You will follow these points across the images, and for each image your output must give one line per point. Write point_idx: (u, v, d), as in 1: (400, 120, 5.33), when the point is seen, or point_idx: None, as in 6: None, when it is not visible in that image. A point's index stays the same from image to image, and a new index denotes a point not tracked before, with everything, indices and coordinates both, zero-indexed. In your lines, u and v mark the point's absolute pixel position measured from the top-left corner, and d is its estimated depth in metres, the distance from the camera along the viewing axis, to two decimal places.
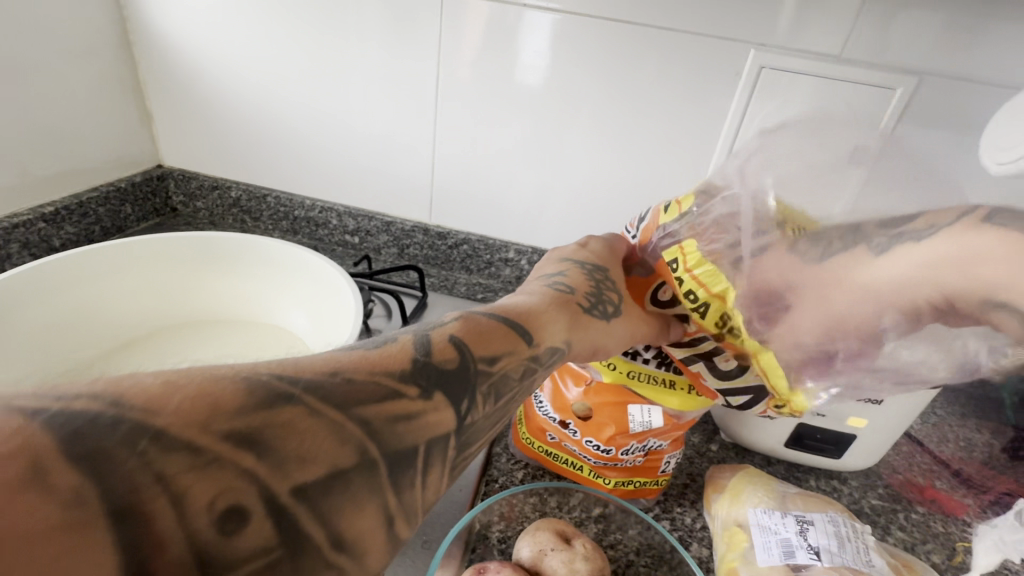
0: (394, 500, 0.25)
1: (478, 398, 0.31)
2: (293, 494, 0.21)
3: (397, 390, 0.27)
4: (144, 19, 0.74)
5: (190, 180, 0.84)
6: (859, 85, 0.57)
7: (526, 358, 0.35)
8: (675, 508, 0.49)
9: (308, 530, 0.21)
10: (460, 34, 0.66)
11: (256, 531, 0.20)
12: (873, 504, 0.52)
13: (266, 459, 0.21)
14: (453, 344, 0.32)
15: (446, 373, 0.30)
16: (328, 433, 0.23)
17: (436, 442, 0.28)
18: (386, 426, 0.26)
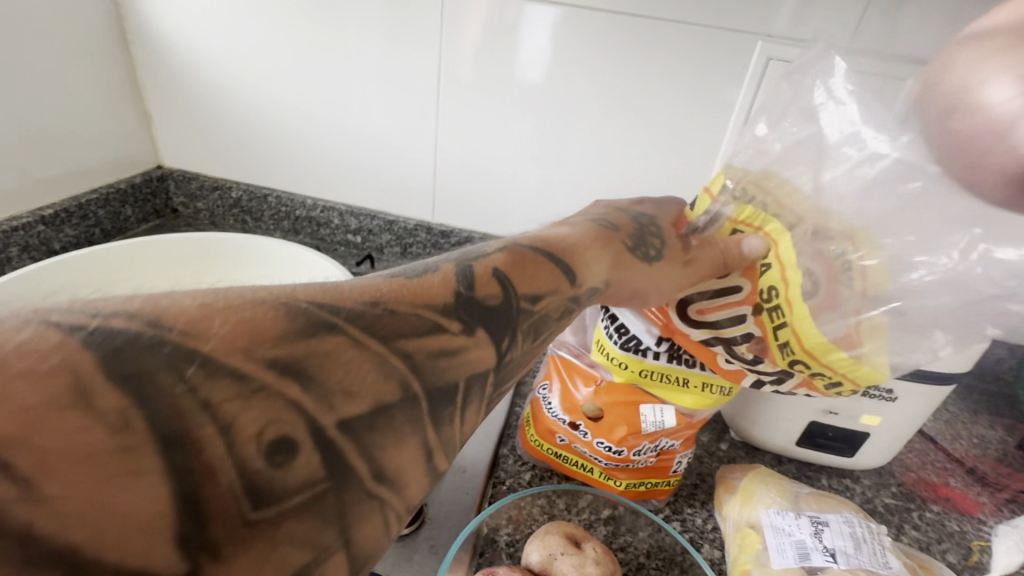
0: (433, 435, 0.24)
1: (519, 336, 0.30)
2: (338, 427, 0.20)
3: (437, 323, 0.26)
4: (141, 19, 0.73)
5: (190, 181, 0.83)
6: None
7: (567, 298, 0.33)
8: (686, 509, 0.48)
9: (355, 464, 0.21)
10: (460, 30, 0.65)
11: (305, 465, 0.19)
12: (887, 503, 0.51)
13: (310, 389, 0.20)
14: (497, 278, 0.30)
15: (490, 310, 0.28)
16: (373, 366, 0.22)
17: (475, 379, 0.26)
18: (429, 362, 0.24)
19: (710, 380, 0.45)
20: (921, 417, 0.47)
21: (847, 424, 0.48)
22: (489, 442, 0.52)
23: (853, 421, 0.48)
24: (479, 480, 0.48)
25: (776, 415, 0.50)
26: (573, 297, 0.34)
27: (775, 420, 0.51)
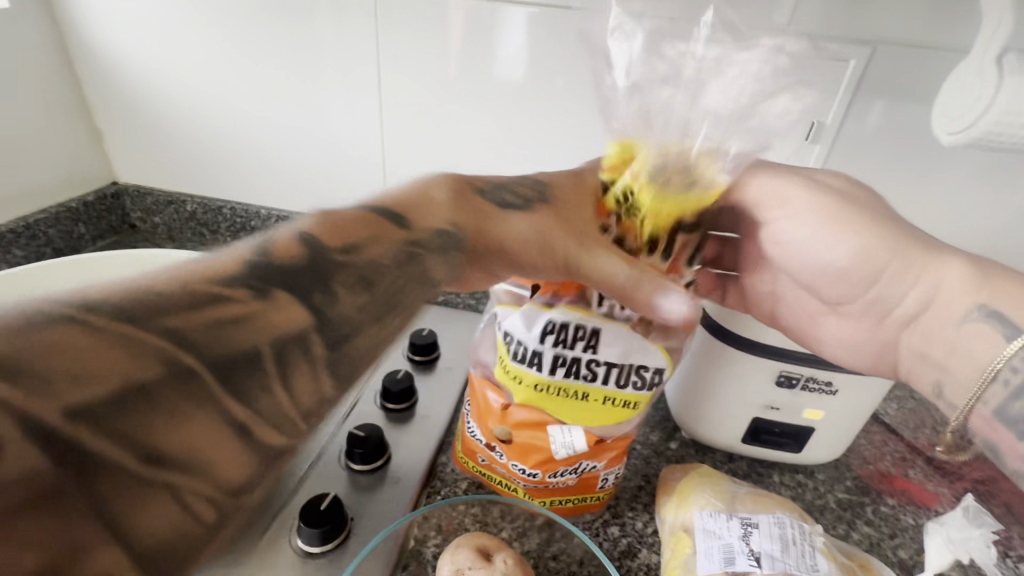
0: (240, 408, 0.21)
1: (340, 289, 0.26)
2: (67, 419, 0.17)
3: (213, 291, 0.22)
4: (83, 36, 0.72)
5: (145, 196, 0.83)
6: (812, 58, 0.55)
7: (399, 243, 0.31)
8: (626, 513, 0.47)
9: (108, 452, 0.18)
10: (411, 31, 0.64)
11: (21, 459, 0.16)
12: (839, 498, 0.50)
13: (23, 385, 0.16)
14: (299, 239, 0.27)
15: (292, 270, 0.25)
16: (114, 345, 0.18)
17: (286, 341, 0.24)
18: (205, 333, 0.21)
19: (614, 393, 0.42)
20: (865, 407, 0.47)
21: (792, 418, 0.48)
22: (428, 448, 0.51)
23: (797, 417, 0.48)
24: (413, 488, 0.47)
25: (722, 410, 0.49)
26: (413, 241, 0.31)
27: (721, 417, 0.50)
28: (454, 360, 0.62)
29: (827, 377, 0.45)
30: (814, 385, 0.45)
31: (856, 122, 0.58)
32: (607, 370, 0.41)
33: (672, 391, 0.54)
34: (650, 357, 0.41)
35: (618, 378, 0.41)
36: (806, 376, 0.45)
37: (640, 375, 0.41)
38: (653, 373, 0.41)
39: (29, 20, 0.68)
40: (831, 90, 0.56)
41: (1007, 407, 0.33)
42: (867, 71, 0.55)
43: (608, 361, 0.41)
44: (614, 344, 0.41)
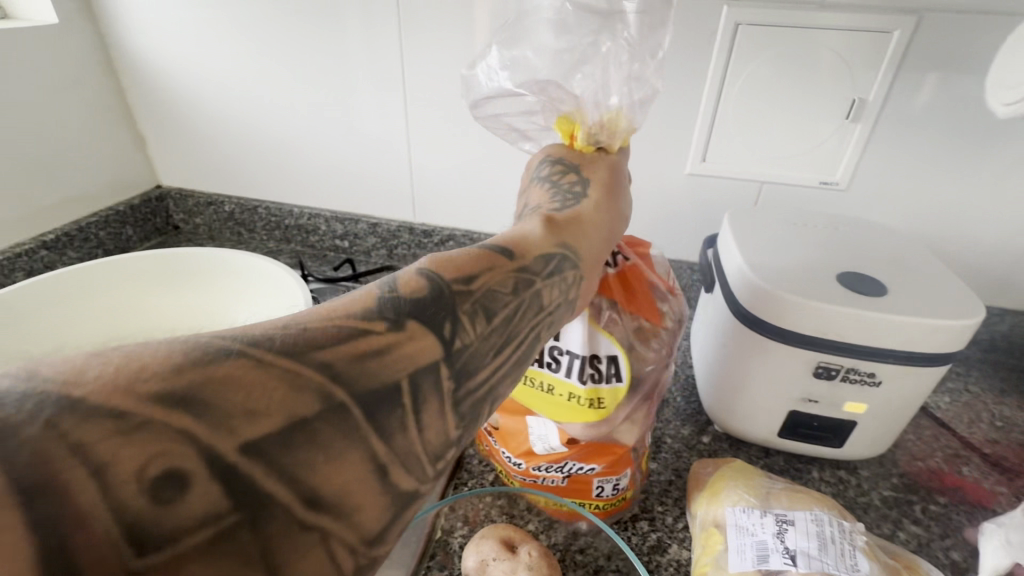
0: (383, 447, 0.21)
1: (464, 320, 0.26)
2: (241, 452, 0.17)
3: (357, 328, 0.22)
4: (125, 47, 0.76)
5: (186, 198, 0.87)
6: (850, 31, 0.52)
7: (512, 272, 0.29)
8: (656, 507, 0.46)
9: (269, 488, 0.18)
10: (432, 25, 0.64)
11: (201, 497, 0.16)
12: (885, 496, 0.47)
13: (202, 416, 0.17)
14: (425, 275, 0.26)
15: (422, 302, 0.25)
16: (281, 382, 0.19)
17: (422, 374, 0.23)
18: (349, 365, 0.21)
19: (582, 392, 0.40)
20: (914, 400, 0.44)
21: (831, 411, 0.46)
22: None
23: (837, 410, 0.45)
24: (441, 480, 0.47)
25: (755, 402, 0.47)
26: (522, 267, 0.30)
27: (755, 410, 0.48)
28: None
29: (870, 368, 0.42)
30: (856, 376, 0.43)
31: (900, 99, 0.54)
32: (568, 362, 0.40)
33: (704, 383, 0.52)
34: (599, 346, 0.40)
35: (580, 372, 0.40)
36: (846, 367, 0.43)
37: (597, 368, 0.40)
38: (609, 364, 0.40)
39: (77, 34, 0.72)
40: (870, 65, 0.53)
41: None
42: (911, 42, 0.51)
43: (568, 352, 0.40)
44: (569, 333, 0.40)
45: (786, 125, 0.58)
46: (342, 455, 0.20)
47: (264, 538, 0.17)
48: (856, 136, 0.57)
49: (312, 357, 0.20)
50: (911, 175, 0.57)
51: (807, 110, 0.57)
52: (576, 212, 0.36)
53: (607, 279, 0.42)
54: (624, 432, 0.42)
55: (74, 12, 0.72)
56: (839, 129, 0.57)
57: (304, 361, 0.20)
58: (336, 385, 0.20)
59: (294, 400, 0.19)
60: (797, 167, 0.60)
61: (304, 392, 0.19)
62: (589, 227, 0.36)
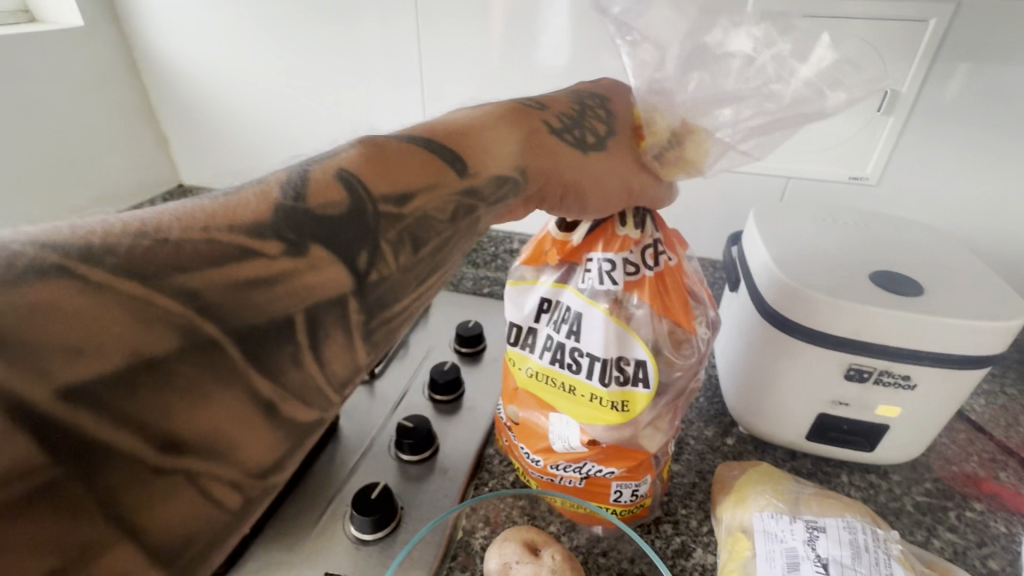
0: (271, 387, 0.21)
1: (383, 249, 0.27)
2: (62, 400, 0.17)
3: (247, 247, 0.22)
4: (149, 48, 0.77)
5: (208, 197, 0.88)
6: (883, 21, 0.50)
7: (451, 195, 0.31)
8: (680, 510, 0.45)
9: (112, 436, 0.18)
10: (452, 23, 0.64)
11: (2, 450, 0.16)
12: (917, 501, 0.46)
13: (9, 358, 0.16)
14: (344, 182, 0.26)
15: (335, 223, 0.25)
16: (126, 313, 0.18)
17: (324, 306, 0.24)
18: (227, 296, 0.21)
19: (601, 393, 0.40)
20: (950, 404, 0.43)
21: (862, 415, 0.44)
22: (475, 439, 0.51)
23: (869, 413, 0.44)
24: (461, 480, 0.47)
25: (782, 404, 0.46)
26: (469, 192, 0.32)
27: (783, 412, 0.47)
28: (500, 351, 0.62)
29: (904, 371, 0.41)
30: (890, 379, 0.42)
31: (936, 92, 0.52)
32: (591, 363, 0.40)
33: (727, 385, 0.51)
34: (626, 349, 0.40)
35: (603, 374, 0.40)
36: (879, 369, 0.41)
37: (623, 371, 0.40)
38: (637, 368, 0.40)
39: (102, 36, 0.74)
40: (904, 56, 0.51)
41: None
42: (948, 32, 0.50)
43: (591, 353, 0.40)
44: (594, 334, 0.40)
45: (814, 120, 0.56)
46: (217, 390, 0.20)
47: (101, 488, 0.18)
48: (888, 130, 0.55)
49: (174, 283, 0.19)
50: (946, 170, 0.55)
51: None
52: (563, 151, 0.37)
53: (643, 282, 0.41)
54: (648, 438, 0.41)
55: (100, 14, 0.73)
56: (870, 123, 0.55)
57: (160, 288, 0.19)
58: (205, 319, 0.20)
59: (142, 336, 0.18)
60: (826, 163, 0.58)
61: (158, 327, 0.19)
62: (561, 171, 0.37)
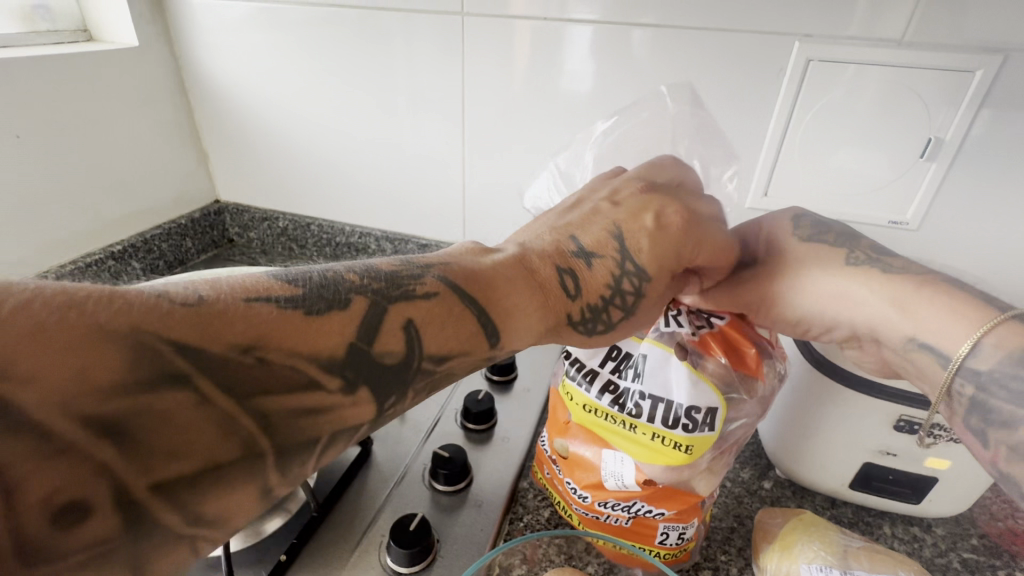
0: (277, 478, 0.26)
1: (409, 393, 0.31)
2: (150, 491, 0.22)
3: (315, 380, 0.27)
4: (196, 68, 0.79)
5: (243, 213, 0.89)
6: (927, 71, 0.51)
7: (478, 360, 0.34)
8: (720, 556, 0.44)
9: (163, 517, 0.22)
10: (488, 54, 0.66)
11: (97, 527, 0.21)
12: (965, 558, 0.45)
13: (125, 451, 0.21)
14: (405, 337, 0.30)
15: (380, 370, 0.29)
16: (212, 427, 0.23)
17: (344, 433, 0.28)
18: (287, 419, 0.26)
19: (661, 431, 0.40)
20: None
21: (911, 466, 0.44)
22: (509, 472, 0.50)
23: (918, 465, 0.43)
24: (496, 513, 0.47)
25: (827, 453, 0.46)
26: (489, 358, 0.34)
27: (828, 460, 0.46)
28: (531, 382, 0.61)
29: None
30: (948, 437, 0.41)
31: (980, 137, 0.52)
32: (652, 405, 0.40)
33: (766, 425, 0.51)
34: (697, 396, 0.39)
35: (666, 417, 0.40)
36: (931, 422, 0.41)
37: (691, 417, 0.39)
38: (706, 415, 0.39)
39: (153, 56, 0.76)
40: (948, 101, 0.52)
41: (967, 421, 0.34)
42: (995, 81, 0.50)
43: (652, 395, 0.40)
44: (659, 379, 0.41)
45: (856, 160, 0.57)
46: (237, 489, 0.24)
47: None
48: (930, 175, 0.55)
49: (256, 404, 0.25)
50: (988, 215, 0.55)
51: (881, 148, 0.55)
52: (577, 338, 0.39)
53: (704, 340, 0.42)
54: (701, 482, 0.41)
55: (153, 36, 0.76)
56: (913, 168, 0.55)
57: (245, 408, 0.25)
58: (263, 434, 0.25)
59: (215, 446, 0.23)
60: (865, 205, 0.58)
61: (231, 440, 0.24)
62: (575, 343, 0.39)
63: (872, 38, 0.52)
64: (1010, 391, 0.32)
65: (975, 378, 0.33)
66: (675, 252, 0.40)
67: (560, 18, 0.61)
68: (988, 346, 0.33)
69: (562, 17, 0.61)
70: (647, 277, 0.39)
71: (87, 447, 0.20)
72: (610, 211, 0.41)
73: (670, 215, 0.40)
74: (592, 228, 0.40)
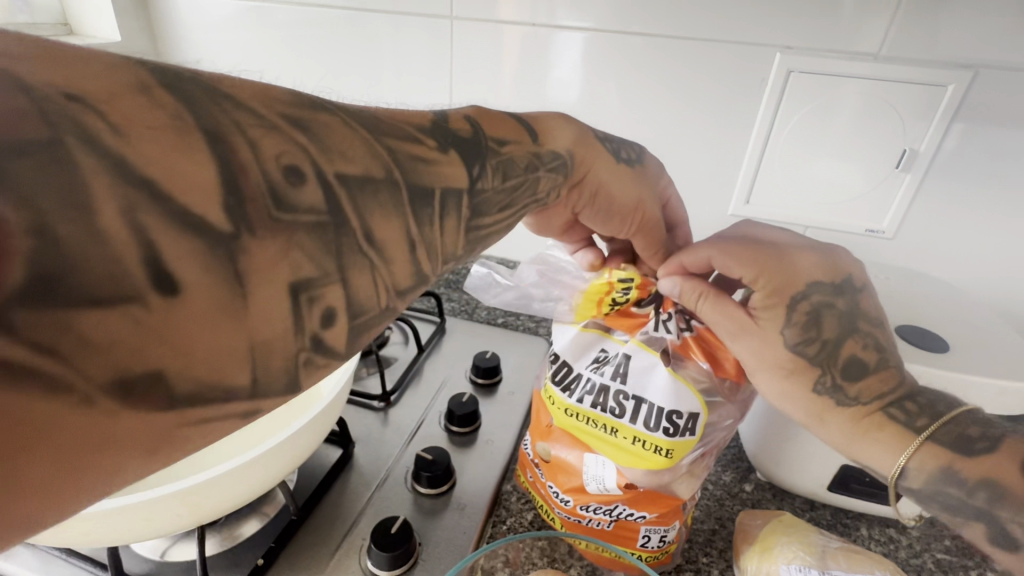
0: (414, 227, 0.29)
1: (489, 168, 0.34)
2: (336, 178, 0.25)
3: (415, 136, 0.31)
4: (180, 66, 0.78)
5: None
6: (903, 84, 0.53)
7: (532, 151, 0.38)
8: (701, 558, 0.44)
9: (348, 211, 0.25)
10: (477, 58, 0.66)
11: (312, 192, 0.23)
12: (939, 559, 0.46)
13: (313, 139, 0.24)
14: (470, 125, 0.36)
15: (459, 138, 0.34)
16: (361, 144, 0.27)
17: (449, 191, 0.31)
18: (409, 162, 0.29)
19: (643, 435, 0.40)
20: None
21: None
22: (493, 474, 0.50)
23: None
24: (479, 516, 0.46)
25: (805, 455, 0.46)
26: (539, 155, 0.38)
27: (807, 462, 0.47)
28: (515, 385, 0.61)
29: None
30: None
31: (954, 151, 0.54)
32: (637, 405, 0.41)
33: (746, 428, 0.51)
34: (678, 401, 0.40)
35: (649, 419, 0.40)
36: None
37: (672, 421, 0.39)
38: (687, 419, 0.40)
39: (136, 53, 0.75)
40: (922, 114, 0.53)
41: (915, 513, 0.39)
42: (966, 96, 0.52)
43: (638, 396, 0.41)
44: (641, 382, 0.41)
45: (833, 170, 0.58)
46: (387, 217, 0.27)
47: None
48: (905, 186, 0.56)
49: (385, 141, 0.28)
50: (960, 225, 0.57)
51: (859, 159, 0.57)
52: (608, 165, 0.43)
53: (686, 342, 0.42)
54: (681, 484, 0.42)
55: (136, 32, 0.74)
56: (888, 178, 0.57)
57: (379, 142, 0.28)
58: (397, 168, 0.28)
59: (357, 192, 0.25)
60: (843, 214, 0.60)
61: (375, 159, 0.27)
62: (605, 172, 0.43)
63: (851, 53, 0.54)
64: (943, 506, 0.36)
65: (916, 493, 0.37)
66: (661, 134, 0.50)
67: (548, 25, 0.62)
68: (915, 470, 0.37)
69: (550, 24, 0.62)
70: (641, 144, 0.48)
71: (285, 128, 0.24)
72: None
73: None
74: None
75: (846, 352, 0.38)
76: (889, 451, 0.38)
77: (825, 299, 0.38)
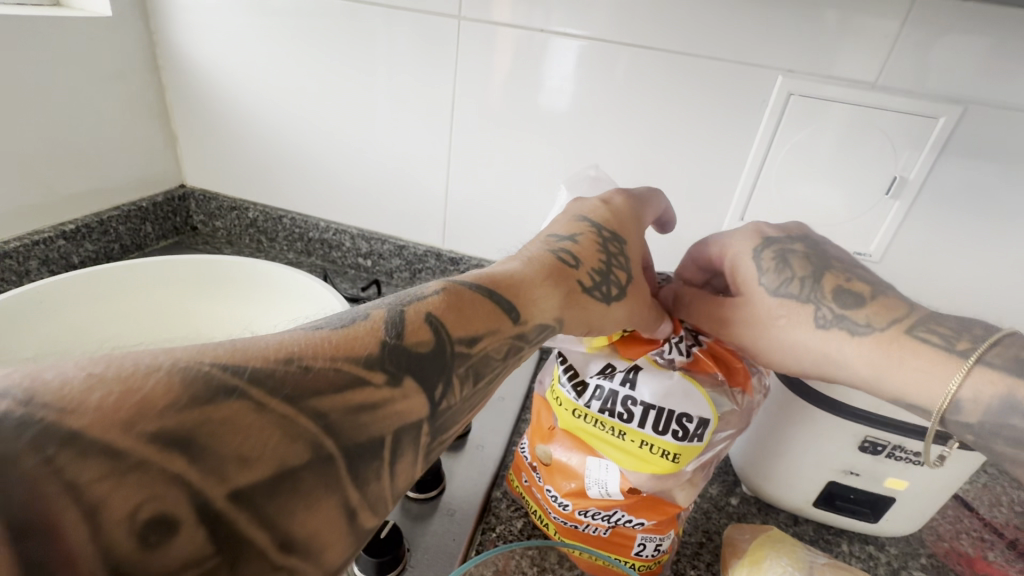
0: (357, 494, 0.22)
1: (455, 382, 0.28)
2: (230, 500, 0.19)
3: (358, 375, 0.25)
4: (171, 46, 0.76)
5: (210, 201, 0.86)
6: (896, 114, 0.55)
7: (508, 339, 0.32)
8: (689, 571, 0.45)
9: (251, 534, 0.19)
10: (476, 60, 0.65)
11: (185, 541, 0.18)
12: None
13: (197, 461, 0.19)
14: (430, 323, 0.29)
15: (422, 359, 0.27)
16: (277, 429, 0.21)
17: (405, 431, 0.25)
18: (345, 418, 0.23)
19: (650, 439, 0.40)
20: (954, 483, 0.44)
21: (871, 486, 0.45)
22: (482, 480, 0.49)
23: (877, 485, 0.45)
24: (469, 522, 0.46)
25: (794, 471, 0.47)
26: (520, 335, 0.33)
27: (795, 477, 0.47)
28: (506, 390, 0.61)
29: (917, 448, 0.42)
30: (905, 457, 0.43)
31: (940, 181, 0.56)
32: (645, 411, 0.40)
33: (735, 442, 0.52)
34: (689, 406, 0.40)
35: (657, 424, 0.40)
36: (893, 444, 0.43)
37: (682, 425, 0.39)
38: (697, 425, 0.39)
39: (128, 29, 0.72)
40: (913, 144, 0.55)
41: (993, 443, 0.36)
42: (956, 130, 0.54)
43: (645, 401, 0.40)
44: (650, 385, 0.40)
45: (824, 194, 0.60)
46: (317, 503, 0.21)
47: None
48: (893, 213, 0.58)
49: (310, 406, 0.22)
50: (940, 254, 0.59)
51: (849, 184, 0.58)
52: (597, 312, 0.38)
53: (699, 360, 0.43)
54: (680, 492, 0.42)
55: (128, 7, 0.72)
56: (878, 204, 0.58)
57: (301, 409, 0.22)
58: (328, 435, 0.22)
59: (285, 449, 0.21)
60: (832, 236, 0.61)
61: (297, 440, 0.21)
62: (594, 319, 0.38)
63: (849, 80, 0.55)
64: (1007, 438, 0.35)
65: (971, 429, 0.36)
66: (634, 221, 0.45)
67: (543, 31, 0.62)
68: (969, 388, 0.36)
69: (545, 30, 0.62)
70: (623, 240, 0.43)
71: (160, 461, 0.18)
72: (567, 212, 0.44)
73: (615, 200, 0.46)
74: (563, 222, 0.43)
75: (833, 287, 0.41)
76: (938, 377, 0.37)
77: (783, 246, 0.44)
